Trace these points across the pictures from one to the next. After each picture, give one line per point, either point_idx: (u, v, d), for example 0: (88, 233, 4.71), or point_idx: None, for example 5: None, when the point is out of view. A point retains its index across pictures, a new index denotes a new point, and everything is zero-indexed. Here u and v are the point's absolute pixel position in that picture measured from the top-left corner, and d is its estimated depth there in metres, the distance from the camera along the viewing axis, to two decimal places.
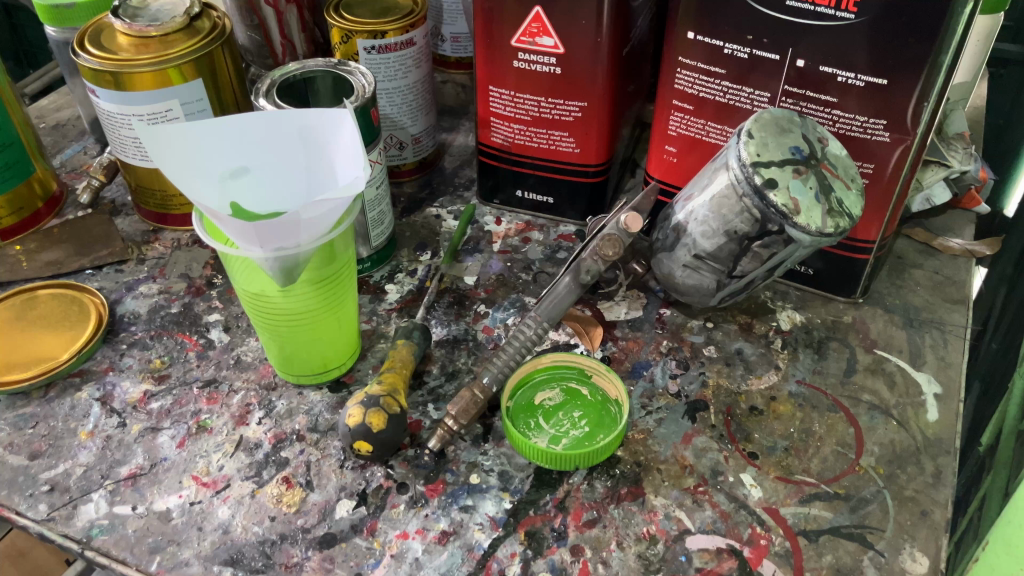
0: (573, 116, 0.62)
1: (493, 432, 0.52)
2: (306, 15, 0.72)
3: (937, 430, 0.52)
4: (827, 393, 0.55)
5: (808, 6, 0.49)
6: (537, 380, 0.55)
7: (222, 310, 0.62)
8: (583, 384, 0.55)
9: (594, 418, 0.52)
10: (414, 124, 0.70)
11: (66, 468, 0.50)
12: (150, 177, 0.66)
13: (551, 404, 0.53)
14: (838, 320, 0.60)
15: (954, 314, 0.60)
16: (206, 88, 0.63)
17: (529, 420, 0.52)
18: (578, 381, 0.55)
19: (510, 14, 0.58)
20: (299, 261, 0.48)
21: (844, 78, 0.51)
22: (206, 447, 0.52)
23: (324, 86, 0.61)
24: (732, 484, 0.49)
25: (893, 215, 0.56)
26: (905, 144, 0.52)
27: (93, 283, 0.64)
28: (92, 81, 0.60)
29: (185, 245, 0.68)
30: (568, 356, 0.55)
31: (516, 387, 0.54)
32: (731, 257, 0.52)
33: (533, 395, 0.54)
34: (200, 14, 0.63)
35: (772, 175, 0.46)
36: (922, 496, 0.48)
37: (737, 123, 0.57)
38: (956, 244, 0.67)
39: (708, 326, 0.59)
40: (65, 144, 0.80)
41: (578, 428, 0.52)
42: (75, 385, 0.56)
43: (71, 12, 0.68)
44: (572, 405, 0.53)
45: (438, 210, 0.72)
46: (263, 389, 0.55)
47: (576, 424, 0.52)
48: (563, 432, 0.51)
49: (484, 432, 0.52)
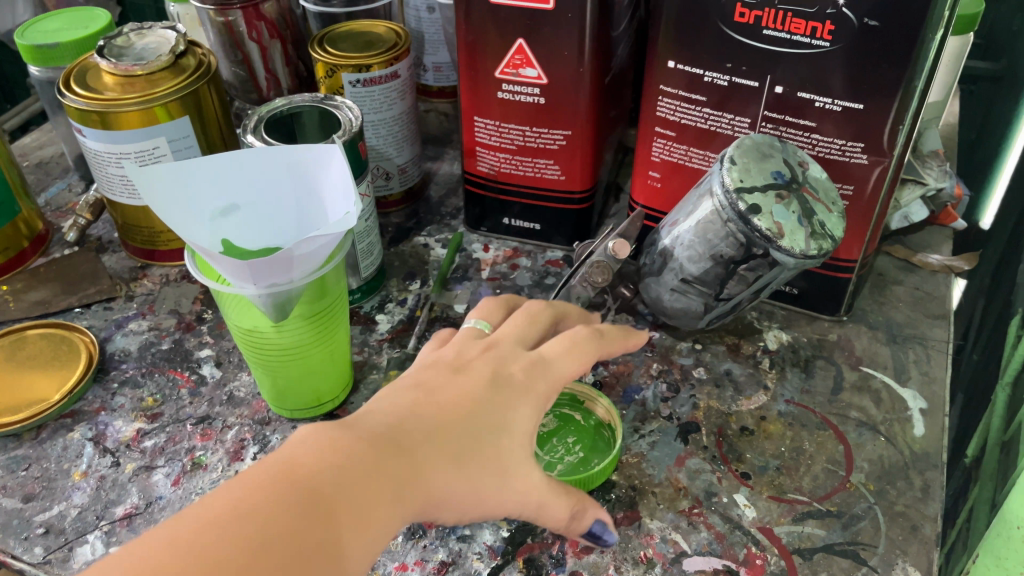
0: (558, 144, 0.63)
1: None
2: (289, 49, 0.74)
3: (924, 445, 0.53)
4: (816, 411, 0.55)
5: (784, 34, 0.50)
6: None
7: (213, 345, 0.62)
8: (575, 410, 0.55)
9: (589, 444, 0.52)
10: (399, 154, 0.71)
11: (60, 510, 0.50)
12: (138, 214, 0.66)
13: (545, 430, 0.53)
14: (823, 338, 0.61)
15: (936, 329, 0.62)
16: (192, 125, 0.63)
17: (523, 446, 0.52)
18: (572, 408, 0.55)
19: (493, 46, 0.59)
20: (291, 295, 0.48)
21: (822, 103, 0.52)
22: (202, 484, 0.51)
23: (310, 121, 0.61)
24: (727, 505, 0.50)
25: (874, 236, 0.57)
26: (883, 165, 0.53)
27: (82, 322, 0.64)
28: (78, 121, 0.60)
29: (173, 280, 0.68)
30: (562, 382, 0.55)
31: None
32: (718, 280, 0.53)
33: None
34: (185, 52, 0.64)
35: (755, 201, 0.47)
36: (912, 511, 0.49)
37: (719, 148, 0.58)
38: (935, 260, 0.68)
39: (697, 348, 0.60)
40: (49, 182, 0.80)
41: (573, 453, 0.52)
42: (67, 425, 0.56)
43: (54, 52, 0.68)
44: (567, 432, 0.53)
45: (426, 239, 0.72)
46: (257, 424, 0.55)
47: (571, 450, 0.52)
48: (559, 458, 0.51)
49: None
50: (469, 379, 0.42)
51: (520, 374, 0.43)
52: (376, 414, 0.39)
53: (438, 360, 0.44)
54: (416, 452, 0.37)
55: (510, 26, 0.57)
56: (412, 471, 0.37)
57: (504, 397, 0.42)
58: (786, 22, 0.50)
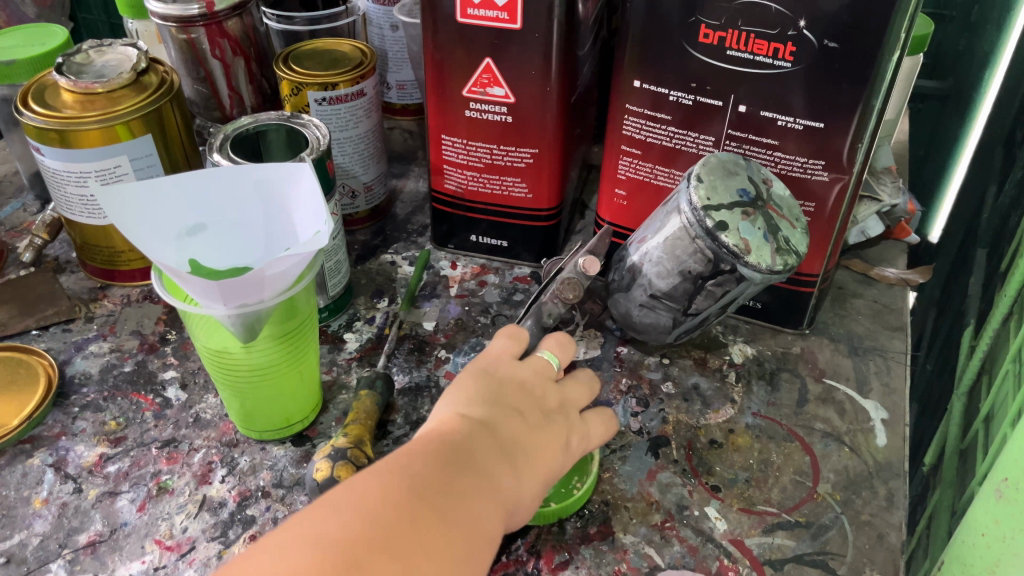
0: (525, 162, 0.64)
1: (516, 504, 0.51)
2: (254, 67, 0.74)
3: (887, 454, 0.54)
4: (782, 423, 0.56)
5: (747, 55, 0.52)
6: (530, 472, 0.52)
7: (177, 366, 0.61)
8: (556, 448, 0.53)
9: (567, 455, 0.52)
10: (366, 172, 0.71)
11: (20, 539, 0.49)
12: (97, 233, 0.65)
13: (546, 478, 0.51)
14: (787, 351, 0.62)
15: (894, 341, 0.63)
16: (155, 143, 0.62)
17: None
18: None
19: (461, 66, 0.59)
20: (260, 316, 0.47)
21: (784, 121, 0.53)
22: (168, 508, 0.50)
23: (276, 139, 0.61)
24: (698, 518, 0.50)
25: (834, 251, 0.59)
26: (843, 182, 0.54)
27: (40, 345, 0.63)
28: (36, 139, 0.59)
29: (135, 301, 0.67)
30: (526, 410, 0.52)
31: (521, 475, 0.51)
32: (686, 296, 0.53)
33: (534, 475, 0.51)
34: (147, 69, 0.63)
35: (723, 217, 0.48)
36: (877, 520, 0.50)
37: (683, 165, 0.59)
38: (891, 273, 0.70)
39: (665, 362, 0.61)
40: (3, 202, 0.78)
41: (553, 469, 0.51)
42: (26, 451, 0.54)
43: (12, 69, 0.67)
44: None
45: (393, 256, 0.72)
46: (225, 446, 0.55)
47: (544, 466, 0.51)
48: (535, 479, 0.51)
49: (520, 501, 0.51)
50: (554, 429, 0.45)
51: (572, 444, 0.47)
52: (498, 424, 0.42)
53: (534, 391, 0.46)
54: (523, 473, 0.41)
55: (477, 45, 0.58)
56: (520, 482, 0.41)
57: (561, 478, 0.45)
58: (749, 43, 0.51)
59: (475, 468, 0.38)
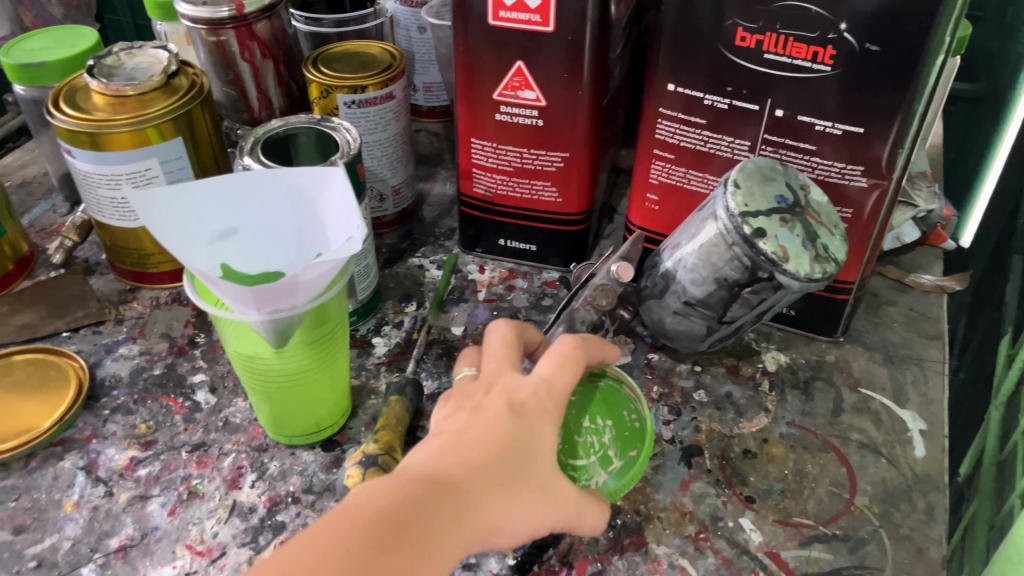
0: (555, 166, 0.63)
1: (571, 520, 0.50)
2: (282, 69, 0.73)
3: (925, 466, 0.53)
4: (817, 433, 0.56)
5: (785, 59, 0.51)
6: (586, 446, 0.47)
7: (207, 369, 0.61)
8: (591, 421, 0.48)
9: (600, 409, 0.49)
10: (394, 175, 0.71)
11: (52, 542, 0.49)
12: (126, 235, 0.65)
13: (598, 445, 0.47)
14: (821, 360, 0.61)
15: (931, 350, 0.62)
16: (185, 146, 0.62)
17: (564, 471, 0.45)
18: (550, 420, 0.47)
19: (492, 69, 0.59)
20: (292, 321, 0.47)
21: (821, 126, 0.52)
22: (199, 513, 0.50)
23: (307, 143, 0.61)
24: (733, 529, 0.49)
25: (871, 258, 0.57)
26: (882, 188, 0.53)
27: (71, 347, 0.63)
28: (68, 142, 0.59)
29: (164, 303, 0.67)
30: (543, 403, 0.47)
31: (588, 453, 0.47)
32: (721, 303, 0.53)
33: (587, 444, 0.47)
34: (177, 71, 0.63)
35: (760, 224, 0.47)
36: (917, 534, 0.49)
37: (717, 170, 0.58)
38: (927, 280, 0.69)
39: (697, 369, 0.60)
40: (33, 203, 0.79)
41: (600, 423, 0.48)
42: (57, 454, 0.54)
43: (41, 71, 0.67)
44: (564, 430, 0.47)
45: (421, 260, 0.72)
46: (254, 451, 0.54)
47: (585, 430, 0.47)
48: (596, 445, 0.47)
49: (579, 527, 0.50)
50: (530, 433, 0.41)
51: (541, 437, 0.41)
52: (456, 458, 0.39)
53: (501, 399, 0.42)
54: (481, 507, 0.38)
55: (508, 48, 0.57)
56: (489, 515, 0.38)
57: (540, 481, 0.41)
58: (787, 47, 0.50)
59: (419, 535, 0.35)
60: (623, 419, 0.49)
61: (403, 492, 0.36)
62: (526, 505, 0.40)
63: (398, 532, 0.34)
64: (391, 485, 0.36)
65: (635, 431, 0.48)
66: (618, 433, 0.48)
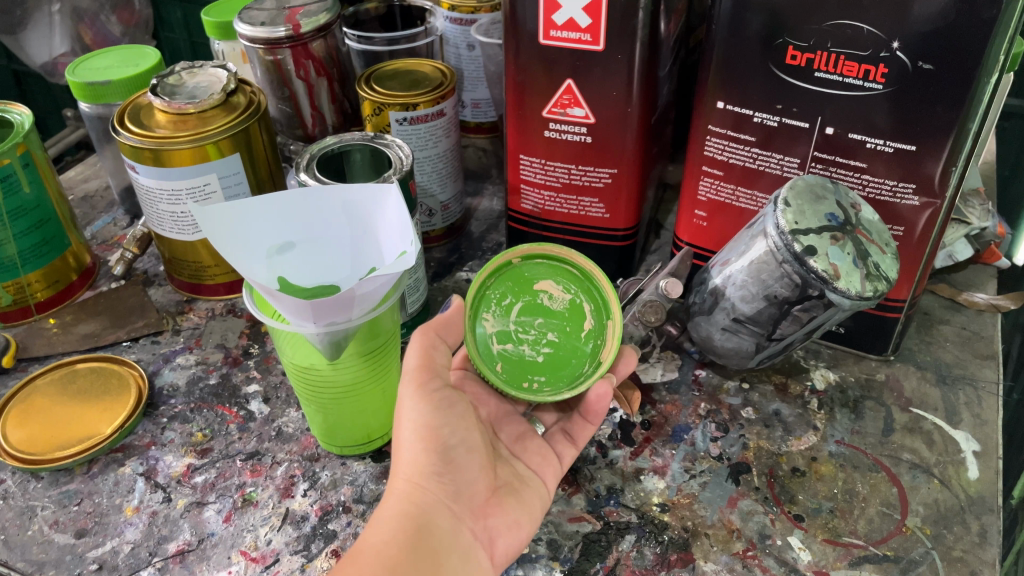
0: (603, 182, 0.63)
1: (616, 538, 0.50)
2: (336, 87, 0.75)
3: (979, 488, 0.53)
4: (867, 452, 0.55)
5: (836, 77, 0.51)
6: (537, 317, 0.54)
7: (260, 380, 0.62)
8: (552, 326, 0.53)
9: (564, 353, 0.53)
10: (443, 191, 0.72)
11: (113, 546, 0.50)
12: (183, 248, 0.67)
13: (542, 327, 0.53)
14: (871, 378, 0.61)
15: (986, 370, 0.61)
16: (242, 162, 0.64)
17: (527, 293, 0.54)
18: (586, 284, 0.55)
19: (541, 86, 0.59)
20: (347, 334, 0.48)
21: (873, 144, 0.52)
22: (253, 520, 0.52)
23: (360, 160, 0.62)
24: (781, 548, 0.49)
25: (923, 277, 0.57)
26: (934, 207, 0.52)
27: (131, 356, 0.65)
28: (131, 158, 0.61)
29: (220, 314, 0.69)
30: (589, 263, 0.54)
31: (522, 311, 0.54)
32: (771, 321, 0.53)
33: (543, 306, 0.54)
34: (235, 90, 0.65)
35: (811, 242, 0.47)
36: (970, 557, 0.48)
37: (766, 187, 0.58)
38: (981, 299, 0.68)
39: (745, 387, 0.60)
40: (95, 217, 0.82)
41: (532, 353, 0.52)
42: (118, 459, 0.56)
43: (106, 89, 0.69)
44: (571, 313, 0.54)
45: (468, 274, 0.73)
46: (306, 460, 0.56)
47: (564, 388, 0.51)
48: (536, 328, 0.53)
49: (622, 543, 0.50)
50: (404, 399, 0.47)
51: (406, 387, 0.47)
52: (395, 476, 0.45)
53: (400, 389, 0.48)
54: (421, 481, 0.44)
55: (558, 66, 0.58)
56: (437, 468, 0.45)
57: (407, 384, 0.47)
58: (839, 65, 0.50)
59: (429, 537, 0.43)
60: (508, 378, 0.51)
61: (391, 528, 0.42)
62: (430, 419, 0.46)
63: (404, 554, 0.41)
64: (377, 527, 0.43)
65: (558, 358, 0.52)
66: (555, 340, 0.53)
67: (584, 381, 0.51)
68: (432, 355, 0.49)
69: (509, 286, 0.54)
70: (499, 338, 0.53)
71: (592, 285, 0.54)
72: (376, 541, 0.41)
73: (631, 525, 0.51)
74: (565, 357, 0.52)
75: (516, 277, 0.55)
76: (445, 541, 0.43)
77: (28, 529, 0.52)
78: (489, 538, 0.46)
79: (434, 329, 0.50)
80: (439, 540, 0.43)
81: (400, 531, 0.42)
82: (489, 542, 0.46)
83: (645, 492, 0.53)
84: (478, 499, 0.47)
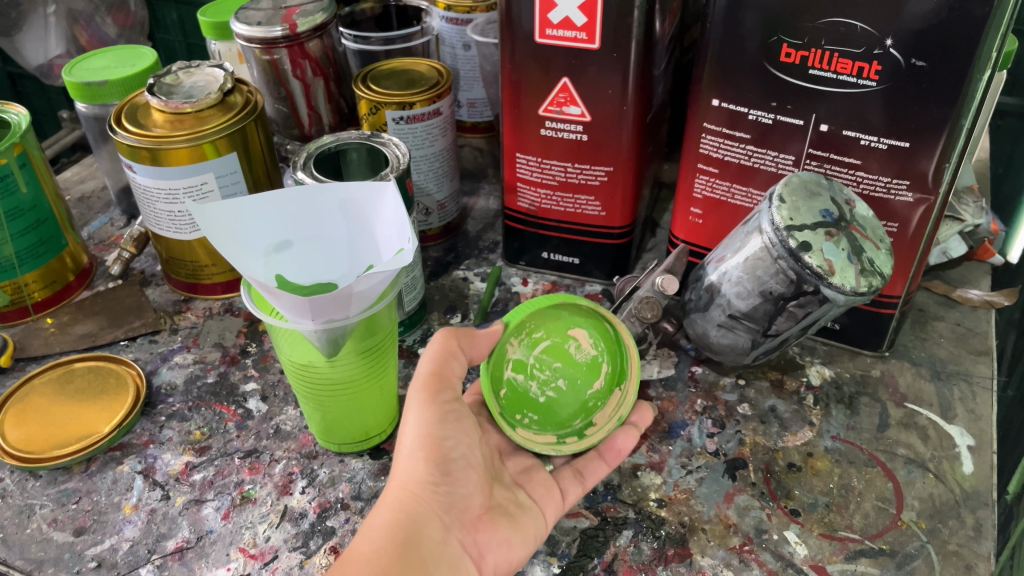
0: (599, 181, 0.64)
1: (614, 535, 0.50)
2: (332, 86, 0.76)
3: (974, 482, 0.53)
4: (862, 448, 0.55)
5: (830, 74, 0.51)
6: (557, 362, 0.55)
7: (258, 378, 0.62)
8: (566, 378, 0.55)
9: (565, 403, 0.54)
10: (439, 190, 0.72)
11: (111, 544, 0.50)
12: (180, 247, 0.67)
13: (558, 373, 0.54)
14: (866, 374, 0.61)
15: (980, 365, 0.62)
16: (239, 161, 0.64)
17: (563, 335, 0.55)
18: (615, 348, 0.56)
19: (537, 85, 0.60)
20: (345, 331, 0.49)
21: (867, 141, 0.52)
22: (251, 518, 0.52)
23: (357, 159, 0.62)
24: (777, 542, 0.49)
25: (917, 273, 0.57)
26: (927, 204, 0.53)
27: (128, 355, 0.65)
28: (128, 157, 0.61)
29: (217, 313, 0.69)
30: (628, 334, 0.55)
31: (547, 351, 0.54)
32: (766, 317, 0.53)
33: (570, 353, 0.55)
34: (232, 89, 0.65)
35: (806, 238, 0.48)
36: (965, 550, 0.49)
37: (760, 184, 0.58)
38: (975, 295, 0.68)
39: (741, 383, 0.61)
40: (91, 217, 0.82)
41: (537, 392, 0.54)
42: (116, 458, 0.56)
43: (102, 89, 0.69)
44: (589, 367, 0.55)
45: (465, 272, 0.73)
46: (304, 458, 0.56)
47: (547, 432, 0.54)
48: (552, 372, 0.54)
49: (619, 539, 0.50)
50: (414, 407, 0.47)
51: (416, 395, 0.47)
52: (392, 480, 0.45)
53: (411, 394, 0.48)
54: (417, 490, 0.45)
55: (554, 65, 0.58)
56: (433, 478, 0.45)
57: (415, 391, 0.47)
58: (833, 62, 0.50)
59: (416, 547, 0.43)
60: (508, 408, 0.53)
61: (381, 536, 0.42)
62: (433, 430, 0.46)
63: (394, 562, 0.41)
64: (369, 532, 0.43)
65: (557, 410, 0.54)
66: (562, 390, 0.54)
67: (570, 440, 0.54)
68: (449, 367, 0.49)
69: (548, 320, 0.55)
70: (515, 366, 0.54)
71: (620, 350, 0.56)
72: (367, 548, 0.42)
73: (629, 520, 0.51)
74: (559, 406, 0.54)
75: (557, 315, 0.55)
76: (433, 550, 0.43)
77: (27, 527, 0.52)
78: (477, 551, 0.46)
79: (456, 340, 0.50)
80: (428, 549, 0.43)
81: (391, 538, 0.42)
82: (478, 555, 0.46)
83: (642, 488, 0.53)
84: (469, 512, 0.47)
